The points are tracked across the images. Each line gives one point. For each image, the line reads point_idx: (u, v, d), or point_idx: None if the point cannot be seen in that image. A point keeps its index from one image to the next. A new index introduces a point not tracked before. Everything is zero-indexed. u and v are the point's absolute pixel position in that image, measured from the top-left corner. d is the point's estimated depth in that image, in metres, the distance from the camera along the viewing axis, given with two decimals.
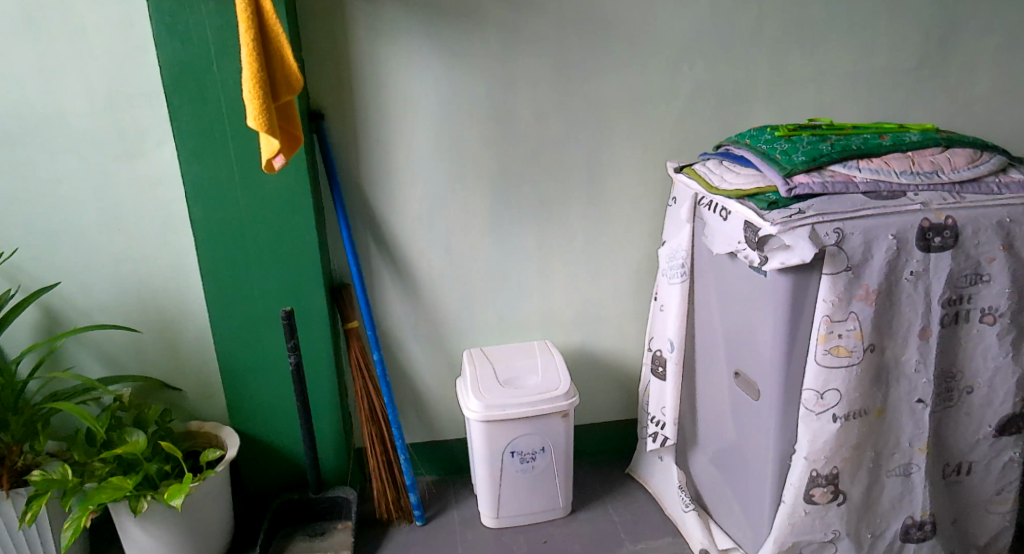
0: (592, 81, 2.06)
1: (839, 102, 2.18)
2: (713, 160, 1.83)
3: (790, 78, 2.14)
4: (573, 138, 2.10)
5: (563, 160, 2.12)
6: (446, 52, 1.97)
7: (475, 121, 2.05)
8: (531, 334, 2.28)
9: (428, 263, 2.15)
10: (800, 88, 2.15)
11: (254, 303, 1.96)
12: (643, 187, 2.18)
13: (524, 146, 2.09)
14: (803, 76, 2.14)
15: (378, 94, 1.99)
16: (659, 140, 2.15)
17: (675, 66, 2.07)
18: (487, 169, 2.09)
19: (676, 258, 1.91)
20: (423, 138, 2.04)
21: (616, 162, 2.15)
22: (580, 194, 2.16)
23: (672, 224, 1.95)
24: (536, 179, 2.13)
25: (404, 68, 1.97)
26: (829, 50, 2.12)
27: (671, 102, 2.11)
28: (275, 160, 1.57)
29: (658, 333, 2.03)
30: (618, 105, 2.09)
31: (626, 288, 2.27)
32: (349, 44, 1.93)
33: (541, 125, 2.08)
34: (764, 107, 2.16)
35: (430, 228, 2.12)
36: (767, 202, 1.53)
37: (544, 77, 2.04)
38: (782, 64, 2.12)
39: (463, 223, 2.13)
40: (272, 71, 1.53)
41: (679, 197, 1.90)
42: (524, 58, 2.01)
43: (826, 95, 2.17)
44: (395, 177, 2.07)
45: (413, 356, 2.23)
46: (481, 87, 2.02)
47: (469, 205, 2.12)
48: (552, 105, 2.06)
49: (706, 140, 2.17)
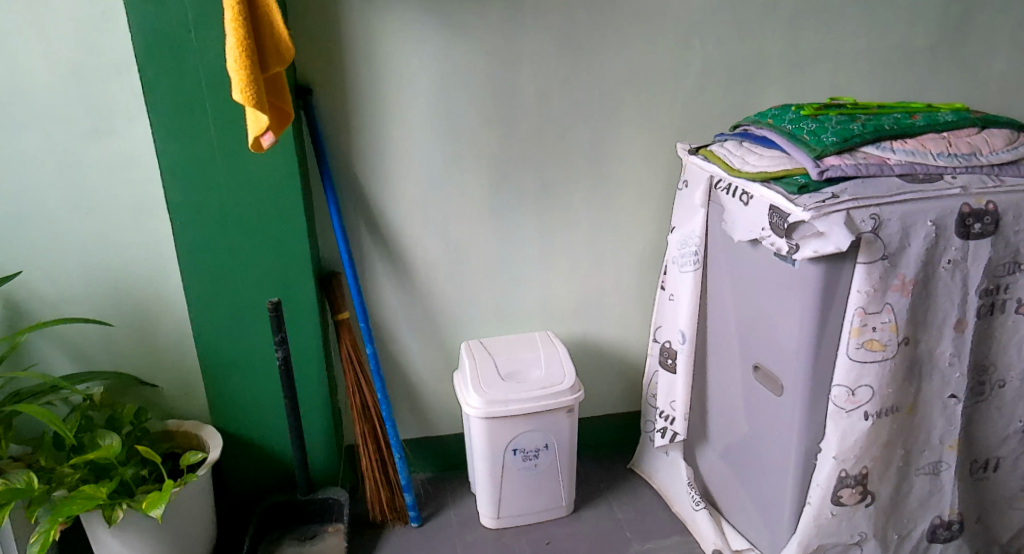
0: (598, 57, 1.94)
1: (853, 81, 2.09)
2: (730, 141, 1.72)
3: (804, 56, 2.04)
4: (578, 117, 1.99)
5: (568, 140, 2.00)
6: (444, 25, 1.84)
7: (473, 98, 1.92)
8: (532, 324, 2.17)
9: (423, 250, 2.03)
10: (813, 67, 2.06)
11: (238, 292, 1.83)
12: (650, 170, 2.08)
13: (526, 126, 1.97)
14: (817, 55, 2.04)
15: (370, 69, 1.85)
16: (667, 120, 2.04)
17: (685, 42, 1.96)
18: (486, 150, 1.97)
19: (689, 245, 1.83)
20: (419, 116, 1.91)
21: (622, 144, 2.04)
22: (583, 178, 2.05)
23: (685, 209, 1.85)
24: (538, 162, 2.01)
25: (398, 40, 1.84)
26: (845, 26, 2.03)
27: (680, 80, 2.00)
28: (263, 138, 1.43)
29: (668, 323, 1.94)
30: (625, 83, 1.98)
31: (630, 276, 2.17)
32: (339, 14, 1.79)
33: (543, 105, 1.96)
34: (775, 86, 2.06)
35: (425, 213, 2.00)
36: (796, 186, 1.43)
37: (547, 52, 1.91)
38: (797, 41, 2.02)
39: (459, 208, 2.01)
40: (260, 39, 1.38)
41: (694, 181, 1.80)
42: (527, 32, 1.88)
43: (839, 74, 2.08)
44: (388, 159, 1.93)
45: (407, 348, 2.10)
46: (481, 62, 1.89)
47: (468, 187, 2.00)
48: (555, 82, 1.94)
49: (715, 120, 2.07)
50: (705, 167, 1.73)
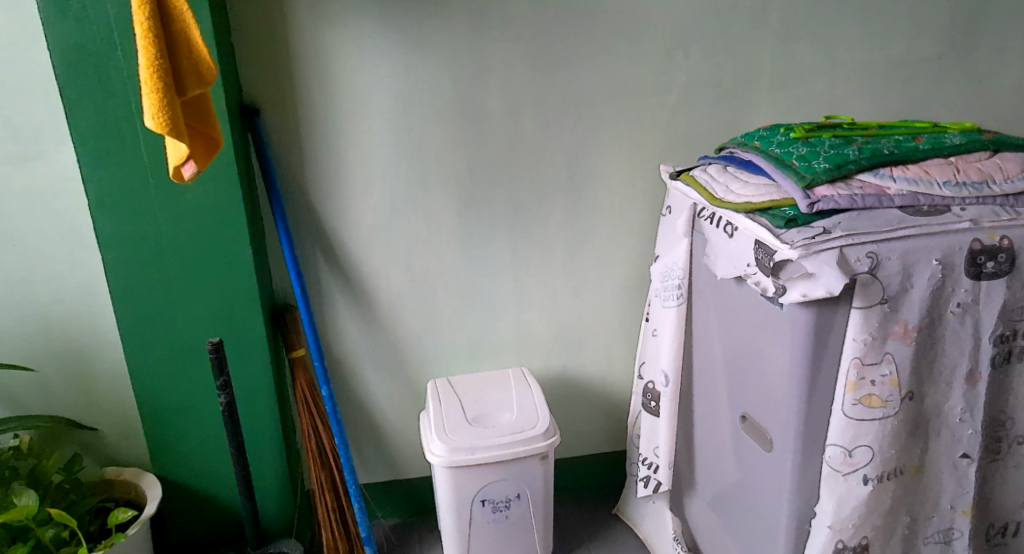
0: (572, 71, 1.78)
1: (852, 95, 1.93)
2: (713, 164, 1.56)
3: (798, 68, 1.87)
4: (551, 137, 1.83)
5: (540, 162, 1.85)
6: (402, 38, 1.69)
7: (436, 118, 1.77)
8: (505, 359, 2.01)
9: (385, 281, 1.88)
10: (809, 80, 1.89)
11: (180, 329, 1.68)
12: (632, 192, 1.91)
13: (495, 147, 1.81)
14: (812, 66, 1.88)
15: (322, 86, 1.70)
16: (650, 138, 1.88)
17: (667, 53, 1.80)
18: (452, 173, 1.82)
19: (672, 278, 1.67)
20: (377, 137, 1.76)
21: (601, 165, 1.88)
22: (558, 202, 1.89)
23: (669, 238, 1.69)
24: (509, 185, 1.86)
25: (353, 55, 1.69)
26: (843, 34, 1.86)
27: (663, 94, 1.84)
28: (186, 168, 1.28)
29: (650, 362, 1.77)
30: (602, 99, 1.82)
31: (612, 307, 2.01)
32: (286, 28, 1.64)
33: (513, 124, 1.80)
34: (768, 101, 1.89)
35: (387, 241, 1.85)
36: (783, 219, 1.27)
37: (516, 66, 1.76)
38: (790, 52, 1.86)
39: (424, 236, 1.86)
40: (178, 58, 1.23)
41: (678, 209, 1.64)
42: (494, 44, 1.73)
43: (838, 86, 1.91)
44: (345, 184, 1.79)
45: (369, 385, 1.95)
46: (443, 78, 1.74)
47: (433, 213, 1.85)
48: (526, 99, 1.79)
49: (702, 138, 1.90)
50: (688, 194, 1.57)
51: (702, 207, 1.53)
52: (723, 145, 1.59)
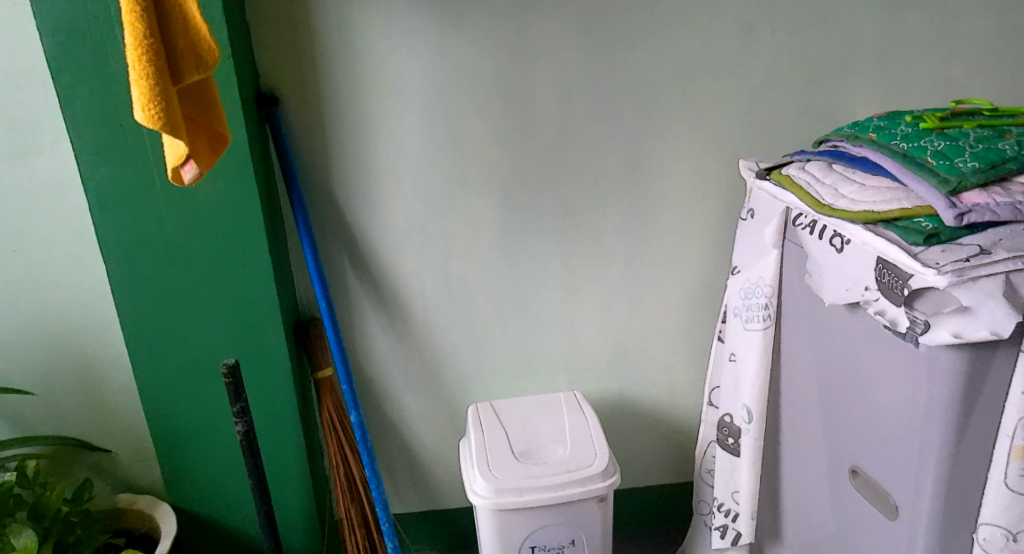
0: (637, 50, 1.53)
1: (965, 78, 1.65)
2: (811, 161, 1.30)
3: (903, 44, 1.60)
4: (613, 128, 1.58)
5: (600, 157, 1.60)
6: (441, 13, 1.46)
7: (479, 106, 1.54)
8: (556, 380, 1.78)
9: (421, 292, 1.66)
10: (916, 58, 1.61)
11: (192, 348, 1.47)
12: (704, 191, 1.66)
13: (547, 139, 1.58)
14: (921, 41, 1.60)
15: (350, 71, 1.48)
16: (727, 128, 1.61)
17: (749, 28, 1.54)
18: (497, 169, 1.59)
19: (757, 296, 1.41)
20: (413, 129, 1.54)
21: (669, 159, 1.62)
22: (619, 202, 1.64)
23: (753, 248, 1.44)
24: (562, 182, 1.62)
25: (384, 34, 1.46)
26: (958, 6, 1.58)
27: (743, 76, 1.57)
28: (185, 170, 1.05)
29: (729, 391, 1.52)
30: (673, 84, 1.56)
31: (679, 321, 1.77)
32: (308, 2, 1.42)
33: (568, 111, 1.56)
34: (866, 83, 1.62)
35: (424, 247, 1.63)
36: (920, 232, 1.01)
37: (572, 45, 1.51)
38: (894, 25, 1.58)
39: (465, 241, 1.64)
40: (172, 35, 1.00)
41: (767, 214, 1.39)
42: (548, 19, 1.49)
43: (949, 64, 1.63)
44: (377, 182, 1.57)
45: (403, 408, 1.73)
46: (488, 61, 1.50)
47: (475, 215, 1.62)
48: (583, 83, 1.54)
49: (788, 129, 1.64)
50: (781, 197, 1.31)
51: (800, 213, 1.27)
52: (821, 137, 1.33)
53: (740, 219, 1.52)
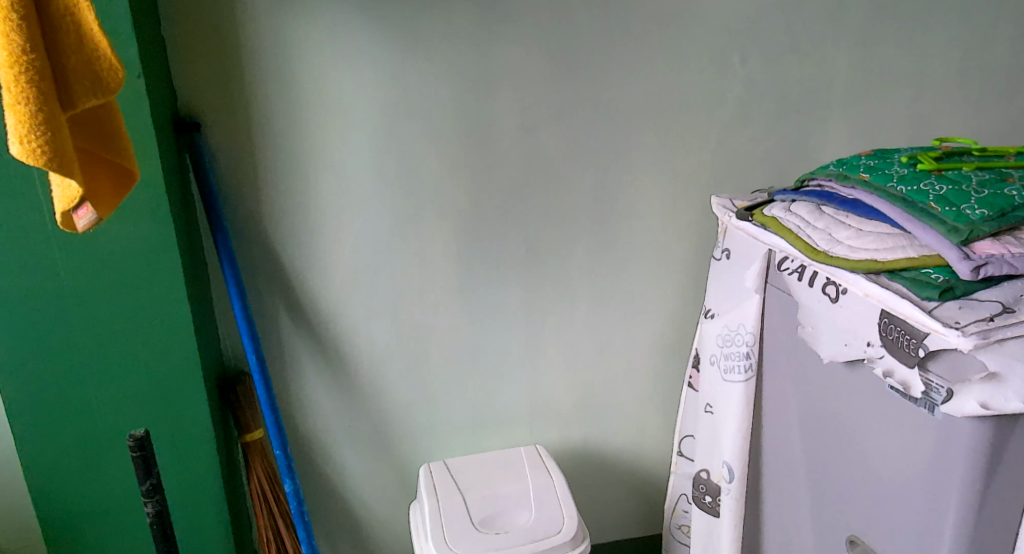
0: (606, 78, 1.41)
1: (938, 114, 1.59)
2: (797, 202, 1.20)
3: (878, 77, 1.53)
4: (578, 161, 1.46)
5: (564, 192, 1.47)
6: (392, 34, 1.32)
7: (433, 137, 1.39)
8: (516, 435, 1.63)
9: (369, 340, 1.49)
10: (890, 91, 1.54)
11: (98, 422, 1.23)
12: (674, 230, 1.55)
13: (507, 173, 1.44)
14: (895, 73, 1.53)
15: (287, 96, 1.32)
16: (699, 162, 1.51)
17: (723, 57, 1.44)
18: (453, 206, 1.44)
19: (738, 344, 1.30)
20: (357, 160, 1.38)
21: (639, 195, 1.51)
22: (585, 241, 1.52)
23: (730, 290, 1.34)
24: (525, 220, 1.48)
25: (328, 56, 1.31)
26: (931, 39, 1.52)
27: (717, 107, 1.47)
28: (79, 214, 0.85)
29: (708, 446, 1.40)
30: (642, 115, 1.45)
31: (647, 368, 1.64)
32: (238, 19, 1.26)
33: (532, 144, 1.43)
34: (841, 116, 1.54)
35: (371, 291, 1.46)
36: (934, 286, 0.92)
37: (536, 71, 1.38)
38: (869, 57, 1.51)
39: (417, 285, 1.48)
40: (60, 47, 0.79)
41: (747, 255, 1.28)
42: (510, 43, 1.36)
43: (923, 98, 1.57)
44: (317, 220, 1.40)
45: (347, 469, 1.55)
46: (444, 87, 1.37)
47: (429, 257, 1.47)
48: (548, 112, 1.41)
49: (761, 164, 1.54)
50: (766, 239, 1.21)
51: (786, 256, 1.16)
52: (804, 177, 1.24)
53: (713, 257, 1.43)
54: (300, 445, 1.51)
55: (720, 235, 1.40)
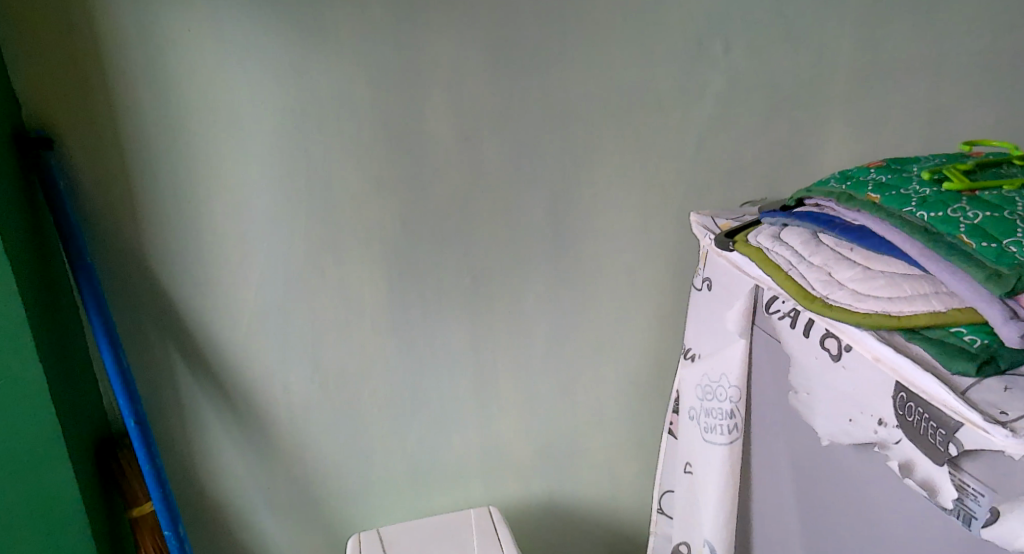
0: (557, 72, 1.20)
1: (963, 112, 1.33)
2: (789, 228, 0.96)
3: (893, 69, 1.28)
4: (523, 175, 1.25)
5: (509, 211, 1.26)
6: (292, 27, 1.13)
7: (352, 145, 1.19)
8: (465, 486, 1.43)
9: (288, 380, 1.31)
10: (907, 88, 1.30)
11: None
12: (644, 252, 1.33)
13: (439, 191, 1.23)
14: (908, 64, 1.28)
15: (176, 100, 1.13)
16: (673, 169, 1.29)
17: (699, 44, 1.22)
18: (379, 227, 1.24)
19: (719, 396, 1.06)
20: (259, 177, 1.19)
21: (602, 209, 1.29)
22: (539, 265, 1.30)
23: (711, 330, 1.10)
24: (466, 243, 1.27)
25: (223, 51, 1.12)
26: (952, 23, 1.27)
27: (692, 104, 1.25)
28: None
29: (685, 513, 1.17)
30: (597, 118, 1.23)
31: (618, 410, 1.43)
32: (102, 16, 1.08)
33: (470, 151, 1.22)
34: (846, 117, 1.30)
35: (287, 324, 1.27)
36: (969, 356, 0.68)
37: (473, 66, 1.18)
38: (881, 46, 1.26)
39: (342, 317, 1.28)
40: None
41: (732, 290, 1.05)
42: (441, 34, 1.16)
43: (948, 97, 1.31)
44: (219, 243, 1.21)
45: (271, 521, 1.38)
46: (363, 86, 1.17)
47: (355, 285, 1.27)
48: (489, 115, 1.20)
49: (746, 174, 1.31)
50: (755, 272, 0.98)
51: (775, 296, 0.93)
52: (798, 195, 1.00)
53: (693, 285, 1.20)
54: (213, 496, 1.34)
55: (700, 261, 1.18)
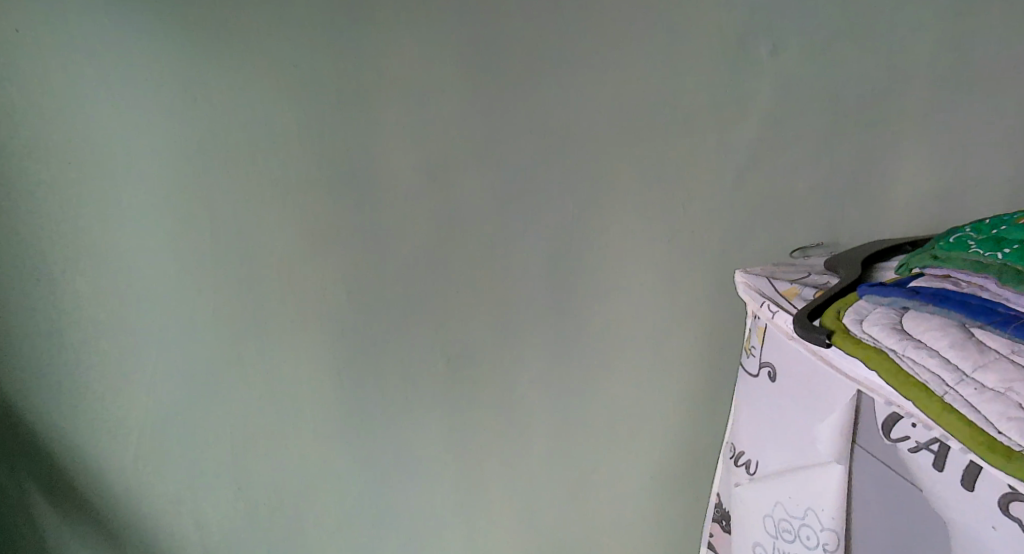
0: (561, 86, 0.90)
1: None
2: (913, 316, 0.67)
3: (985, 82, 1.00)
4: (516, 230, 0.94)
5: (498, 278, 0.96)
6: (189, 41, 0.80)
7: (284, 195, 0.87)
8: None
9: (208, 510, 0.97)
10: (1002, 106, 1.01)
11: None
12: (672, 319, 1.03)
13: (405, 257, 0.92)
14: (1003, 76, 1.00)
15: (28, 139, 0.80)
16: (709, 208, 0.99)
17: (743, 43, 0.94)
18: (324, 303, 0.92)
19: (807, 537, 0.77)
20: (150, 246, 0.86)
21: (618, 261, 0.99)
22: (538, 338, 0.99)
23: (781, 439, 0.82)
24: (443, 319, 0.96)
25: (93, 71, 0.79)
26: None
27: (734, 122, 0.97)
28: None
29: None
30: (608, 153, 0.94)
31: (643, 517, 1.12)
32: None
33: (446, 196, 0.91)
34: (929, 140, 1.01)
35: (206, 437, 0.94)
36: None
37: (448, 83, 0.87)
38: (975, 48, 0.98)
39: (280, 425, 0.95)
40: None
41: (812, 388, 0.77)
42: (401, 47, 0.85)
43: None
44: (101, 333, 0.88)
45: None
46: (298, 115, 0.85)
47: (295, 384, 0.94)
48: (471, 147, 0.90)
49: (797, 217, 1.03)
50: (859, 373, 0.69)
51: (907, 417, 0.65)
52: (916, 264, 0.72)
53: (741, 366, 0.92)
54: None
55: (750, 333, 0.90)
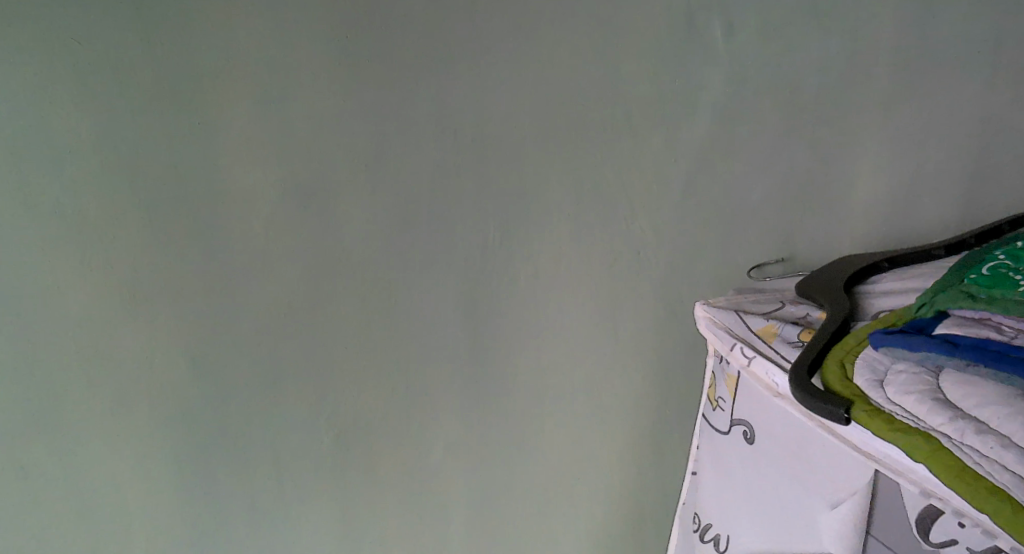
0: (467, 77, 0.71)
1: None
2: (954, 377, 0.50)
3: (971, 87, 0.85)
4: (417, 277, 0.74)
5: (397, 336, 0.76)
6: None
7: (97, 228, 0.65)
8: None
9: None
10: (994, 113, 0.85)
11: None
12: (612, 369, 0.85)
13: (273, 316, 0.71)
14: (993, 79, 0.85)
15: None
16: (657, 227, 0.81)
17: (692, 25, 0.76)
18: (165, 379, 0.70)
19: None
20: None
21: (548, 296, 0.80)
22: (452, 395, 0.80)
23: (758, 517, 0.67)
24: (327, 389, 0.75)
25: None
26: None
27: (682, 136, 0.79)
28: None
29: None
30: (531, 176, 0.75)
31: None
32: None
33: (325, 221, 0.70)
34: (913, 137, 0.85)
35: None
36: None
37: (318, 80, 0.67)
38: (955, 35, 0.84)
39: (115, 535, 0.72)
40: None
41: (799, 460, 0.62)
42: (250, 47, 0.65)
43: None
44: None
45: None
46: (111, 121, 0.64)
47: (129, 485, 0.71)
48: (353, 174, 0.69)
49: (760, 246, 0.85)
50: (877, 449, 0.53)
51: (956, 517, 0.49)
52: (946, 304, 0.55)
53: (706, 420, 0.76)
54: None
55: (714, 380, 0.74)
